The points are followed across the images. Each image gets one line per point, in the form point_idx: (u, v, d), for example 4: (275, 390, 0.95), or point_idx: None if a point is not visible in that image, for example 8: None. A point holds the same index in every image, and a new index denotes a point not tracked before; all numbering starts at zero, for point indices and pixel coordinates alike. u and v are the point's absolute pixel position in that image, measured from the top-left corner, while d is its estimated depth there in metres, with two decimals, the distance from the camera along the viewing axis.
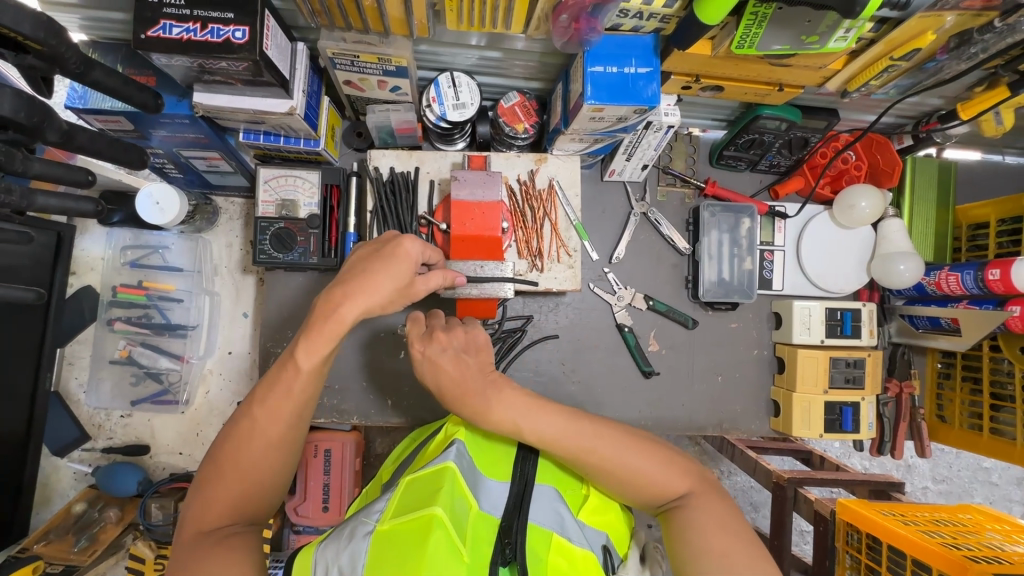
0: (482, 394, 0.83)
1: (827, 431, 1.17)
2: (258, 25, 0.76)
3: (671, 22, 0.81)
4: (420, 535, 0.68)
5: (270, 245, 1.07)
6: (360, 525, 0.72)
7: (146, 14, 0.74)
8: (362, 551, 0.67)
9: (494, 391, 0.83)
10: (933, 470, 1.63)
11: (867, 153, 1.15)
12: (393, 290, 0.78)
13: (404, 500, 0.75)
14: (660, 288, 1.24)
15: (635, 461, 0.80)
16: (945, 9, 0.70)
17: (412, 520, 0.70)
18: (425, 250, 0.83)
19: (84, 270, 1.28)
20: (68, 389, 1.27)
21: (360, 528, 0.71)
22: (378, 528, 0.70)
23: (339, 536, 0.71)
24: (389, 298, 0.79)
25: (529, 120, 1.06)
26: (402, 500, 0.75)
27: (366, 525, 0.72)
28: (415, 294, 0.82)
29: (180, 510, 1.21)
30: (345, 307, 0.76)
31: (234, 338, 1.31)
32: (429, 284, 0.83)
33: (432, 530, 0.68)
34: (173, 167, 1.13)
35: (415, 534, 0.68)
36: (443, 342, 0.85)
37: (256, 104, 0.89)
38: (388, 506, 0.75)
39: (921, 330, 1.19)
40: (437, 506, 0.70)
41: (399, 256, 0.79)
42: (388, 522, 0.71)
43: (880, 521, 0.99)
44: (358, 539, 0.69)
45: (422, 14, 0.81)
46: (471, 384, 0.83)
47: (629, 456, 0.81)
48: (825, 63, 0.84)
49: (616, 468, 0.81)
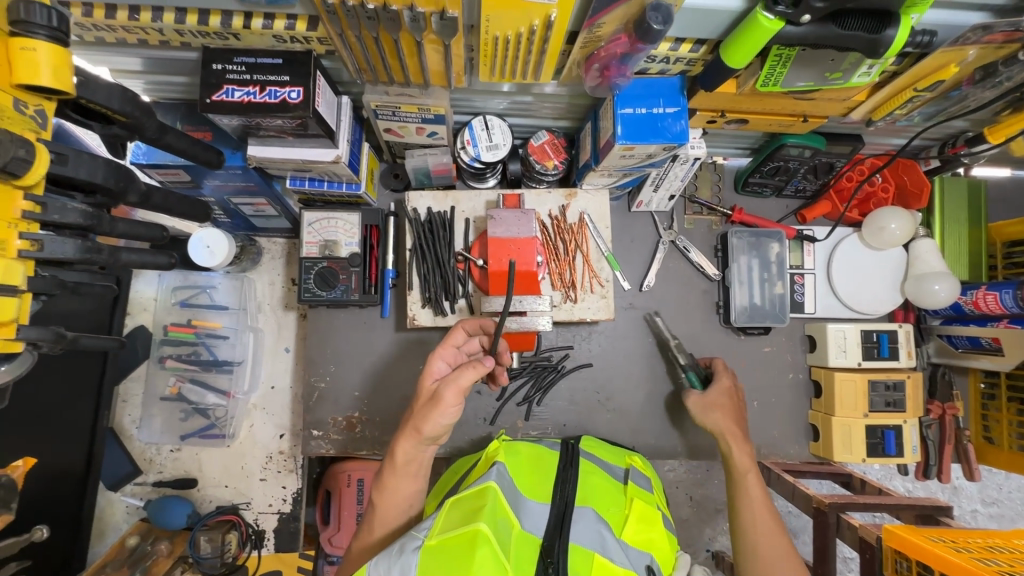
0: (719, 412, 1.03)
1: (870, 456, 1.15)
2: (311, 86, 0.82)
3: (697, 64, 0.85)
4: (467, 552, 0.70)
5: (314, 284, 1.12)
6: (408, 540, 0.73)
7: (212, 80, 0.81)
8: (412, 564, 0.69)
9: (729, 416, 1.02)
10: (982, 492, 1.58)
11: (894, 175, 1.17)
12: (423, 409, 0.82)
13: (450, 516, 0.77)
14: (691, 315, 1.25)
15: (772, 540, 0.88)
16: (967, 44, 0.72)
17: (457, 536, 0.72)
18: (444, 354, 0.89)
19: (138, 310, 1.35)
20: (122, 425, 1.33)
21: (408, 543, 0.72)
22: (426, 543, 0.72)
23: (388, 552, 0.71)
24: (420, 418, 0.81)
25: (559, 157, 1.09)
26: (448, 516, 0.77)
27: (413, 540, 0.73)
28: (441, 398, 0.79)
29: (227, 543, 1.26)
30: (404, 424, 0.85)
31: (277, 373, 1.36)
32: (451, 388, 0.79)
33: (477, 546, 0.70)
34: (222, 213, 1.20)
35: (462, 551, 0.70)
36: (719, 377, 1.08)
37: (305, 154, 0.95)
38: (434, 521, 0.77)
39: (961, 350, 1.18)
40: (481, 522, 0.73)
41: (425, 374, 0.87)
42: (435, 537, 0.72)
43: (926, 543, 0.91)
44: (407, 553, 0.70)
45: (461, 67, 0.86)
46: (718, 402, 1.04)
47: (768, 535, 0.89)
48: (849, 95, 0.87)
49: (757, 536, 0.90)
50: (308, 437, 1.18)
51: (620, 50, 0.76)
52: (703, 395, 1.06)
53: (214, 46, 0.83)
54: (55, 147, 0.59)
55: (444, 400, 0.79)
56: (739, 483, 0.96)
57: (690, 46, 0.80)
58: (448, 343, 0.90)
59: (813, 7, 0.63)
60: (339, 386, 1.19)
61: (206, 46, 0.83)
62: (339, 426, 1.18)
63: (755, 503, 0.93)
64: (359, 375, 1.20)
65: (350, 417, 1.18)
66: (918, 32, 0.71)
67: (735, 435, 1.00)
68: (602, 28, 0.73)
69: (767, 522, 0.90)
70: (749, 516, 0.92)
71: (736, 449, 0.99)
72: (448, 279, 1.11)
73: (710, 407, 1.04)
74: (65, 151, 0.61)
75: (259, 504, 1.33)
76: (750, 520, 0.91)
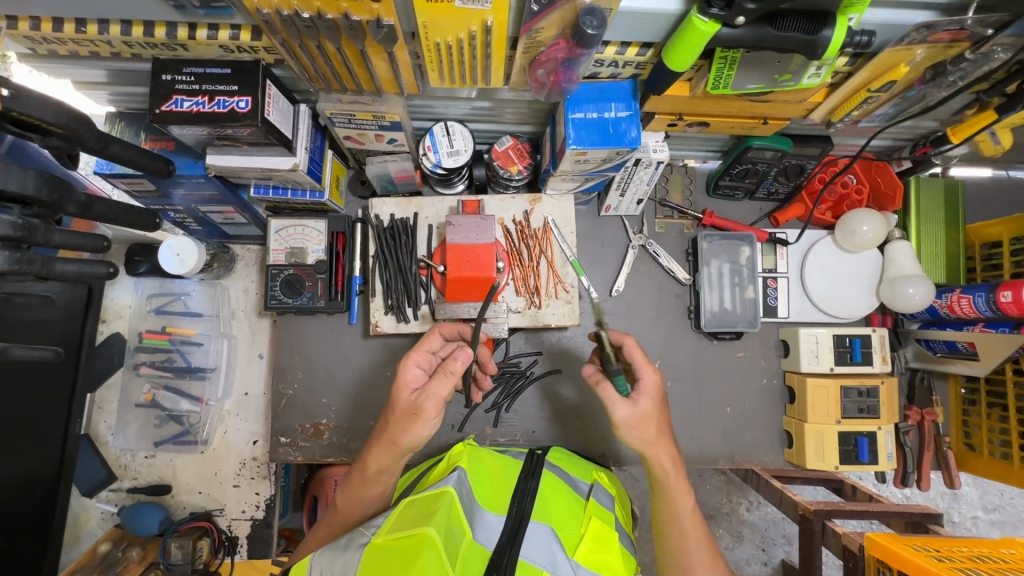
0: (654, 427, 0.83)
1: (843, 463, 1.12)
2: (259, 95, 0.83)
3: (647, 68, 0.84)
4: (411, 554, 0.68)
5: (281, 291, 1.13)
6: (356, 536, 0.73)
7: (161, 91, 0.82)
8: (355, 560, 0.69)
9: (656, 429, 0.84)
10: (982, 498, 1.54)
11: (868, 176, 1.16)
12: (400, 418, 0.79)
13: (402, 516, 0.76)
14: (662, 320, 1.24)
15: (703, 561, 0.86)
16: (913, 44, 0.71)
17: (405, 538, 0.70)
18: (417, 360, 0.85)
19: (113, 317, 1.36)
20: (98, 432, 1.34)
21: (356, 539, 0.72)
22: (373, 539, 0.71)
23: (335, 545, 0.73)
24: (397, 429, 0.78)
25: (522, 161, 1.09)
26: (400, 516, 0.76)
27: (362, 536, 0.73)
28: (421, 410, 0.77)
29: (198, 550, 1.26)
30: (379, 434, 0.82)
31: (250, 380, 1.36)
32: (430, 397, 0.77)
33: (422, 549, 0.68)
34: (192, 221, 1.21)
35: (406, 552, 0.68)
36: (644, 369, 0.85)
37: (263, 163, 0.95)
38: (386, 520, 0.76)
39: (939, 355, 1.15)
40: (431, 526, 0.71)
41: (399, 385, 0.82)
42: (383, 536, 0.71)
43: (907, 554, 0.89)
44: (352, 550, 0.70)
45: (410, 74, 0.86)
46: (648, 417, 0.82)
47: (700, 552, 0.87)
48: (804, 97, 0.85)
49: (685, 554, 0.87)
50: (276, 443, 1.18)
51: (561, 54, 0.76)
52: (632, 409, 0.81)
53: (164, 57, 0.83)
54: None
55: (426, 411, 0.77)
56: (670, 502, 0.87)
57: (636, 49, 0.79)
58: (422, 349, 0.86)
59: (745, 8, 0.62)
60: (307, 394, 1.19)
61: (156, 57, 0.83)
62: (308, 433, 1.18)
63: (685, 523, 0.87)
64: (328, 381, 1.20)
65: (318, 424, 1.18)
66: (856, 33, 0.67)
67: (668, 458, 0.85)
68: (541, 33, 0.73)
69: (697, 539, 0.87)
70: (676, 535, 0.88)
71: (669, 472, 0.85)
72: (411, 286, 1.11)
73: (642, 425, 0.82)
74: None
75: (233, 510, 1.33)
76: (680, 539, 0.87)
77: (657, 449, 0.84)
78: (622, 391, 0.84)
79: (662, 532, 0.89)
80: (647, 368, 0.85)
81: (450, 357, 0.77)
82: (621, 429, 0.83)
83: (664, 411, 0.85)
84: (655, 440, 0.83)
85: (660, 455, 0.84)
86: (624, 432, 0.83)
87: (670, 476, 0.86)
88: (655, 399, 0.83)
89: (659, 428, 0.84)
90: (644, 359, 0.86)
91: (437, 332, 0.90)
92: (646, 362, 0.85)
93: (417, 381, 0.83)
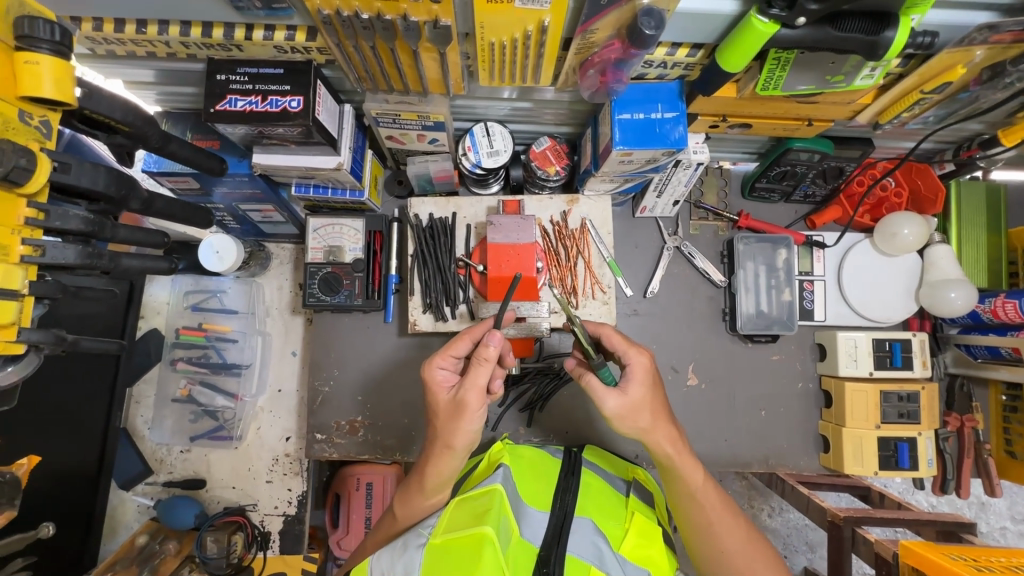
0: (648, 412, 0.81)
1: (882, 469, 1.11)
2: (311, 95, 0.84)
3: (695, 69, 0.84)
4: (471, 555, 0.70)
5: (319, 289, 1.14)
6: (413, 538, 0.77)
7: (216, 90, 0.84)
8: (416, 562, 0.72)
9: (658, 415, 0.82)
10: (1011, 509, 1.51)
11: (908, 179, 1.15)
12: (447, 420, 0.78)
13: (455, 515, 0.78)
14: (696, 322, 1.23)
15: (724, 524, 0.85)
16: (973, 45, 0.70)
17: (463, 538, 0.72)
18: (444, 362, 0.83)
19: (151, 313, 1.39)
20: (135, 426, 1.36)
21: (413, 540, 0.76)
22: (430, 540, 0.75)
23: (393, 547, 0.76)
24: (447, 431, 0.79)
25: (561, 162, 1.10)
26: (453, 515, 0.78)
27: (419, 537, 0.77)
28: (465, 404, 0.76)
29: (233, 544, 1.28)
30: (431, 442, 0.82)
31: (284, 376, 1.38)
32: (472, 390, 0.76)
33: (482, 548, 0.70)
34: (231, 219, 1.23)
35: (467, 553, 0.70)
36: (632, 352, 0.83)
37: (308, 162, 0.96)
38: (440, 520, 0.79)
39: (979, 360, 1.14)
40: (487, 525, 0.72)
41: (433, 388, 0.82)
42: (440, 536, 0.75)
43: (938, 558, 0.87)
44: (412, 551, 0.74)
45: (458, 74, 0.87)
46: (642, 403, 0.80)
47: (720, 517, 0.85)
48: (854, 98, 0.85)
49: (706, 522, 0.85)
50: (312, 440, 1.19)
51: (613, 55, 0.77)
52: (622, 398, 0.79)
53: (218, 57, 0.85)
54: (58, 156, 0.64)
55: (469, 405, 0.76)
56: (678, 477, 0.85)
57: (687, 50, 0.79)
58: (447, 351, 0.83)
59: (807, 9, 0.62)
60: (342, 391, 1.20)
61: (210, 57, 0.85)
62: (343, 430, 1.19)
63: (698, 495, 0.85)
64: (363, 378, 1.21)
65: (353, 421, 1.19)
66: (918, 33, 0.69)
67: (669, 441, 0.83)
68: (596, 33, 0.73)
69: (714, 506, 0.85)
70: (692, 507, 0.86)
71: (673, 453, 0.83)
72: (449, 284, 1.12)
73: (635, 413, 0.80)
74: (69, 161, 0.65)
75: (265, 506, 1.35)
76: (698, 509, 0.86)
77: (655, 434, 0.82)
78: (609, 381, 0.82)
79: (676, 502, 0.88)
80: (634, 352, 0.83)
81: (480, 345, 0.76)
82: (615, 420, 0.81)
83: (658, 395, 0.82)
84: (651, 425, 0.81)
85: (659, 438, 0.82)
86: (619, 422, 0.81)
87: (674, 455, 0.83)
88: (647, 383, 0.81)
89: (653, 412, 0.81)
90: (627, 344, 0.84)
91: (465, 336, 0.84)
92: (630, 347, 0.83)
93: (450, 380, 0.82)
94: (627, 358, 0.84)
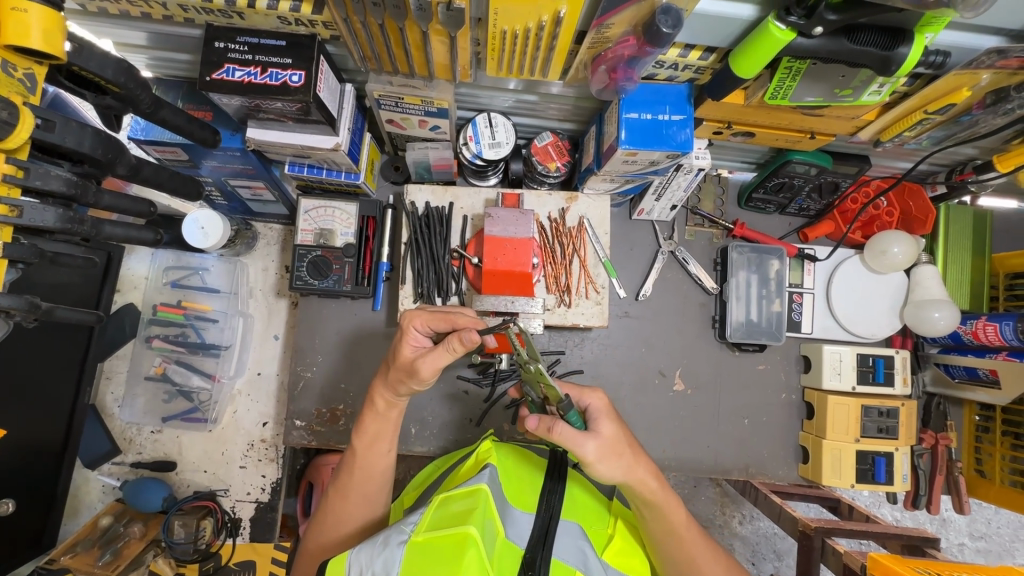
0: (626, 448, 0.77)
1: (859, 482, 1.13)
2: (313, 70, 0.81)
3: (706, 72, 0.84)
4: (452, 554, 0.68)
5: (307, 272, 1.10)
6: (394, 534, 0.74)
7: (212, 58, 0.80)
8: (396, 560, 0.70)
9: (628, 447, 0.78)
10: (970, 526, 1.55)
11: (900, 200, 1.16)
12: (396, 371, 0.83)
13: (440, 513, 0.76)
14: (686, 327, 1.24)
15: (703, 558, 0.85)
16: (981, 68, 0.72)
17: (447, 535, 0.71)
18: (420, 324, 0.84)
19: (128, 288, 1.34)
20: (104, 403, 1.31)
21: (394, 537, 0.73)
22: (412, 538, 0.72)
23: (373, 543, 0.73)
24: (399, 381, 0.83)
25: (561, 159, 1.10)
26: (436, 513, 0.76)
27: (400, 534, 0.74)
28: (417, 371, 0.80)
29: (201, 530, 1.24)
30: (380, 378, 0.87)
31: (264, 360, 1.34)
32: (429, 364, 0.79)
33: (465, 548, 0.68)
34: (219, 194, 1.17)
35: (448, 552, 0.69)
36: (586, 393, 0.80)
37: (304, 139, 0.92)
38: (422, 517, 0.76)
39: (957, 381, 1.16)
40: (472, 525, 0.71)
41: (402, 340, 0.84)
42: (422, 534, 0.72)
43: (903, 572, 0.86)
44: (392, 547, 0.72)
45: (467, 60, 0.85)
46: (615, 440, 0.76)
47: (689, 530, 0.85)
48: (858, 114, 0.86)
49: (688, 557, 0.84)
50: (291, 426, 1.16)
51: (628, 52, 0.75)
52: (598, 441, 0.74)
53: (217, 23, 0.81)
54: (42, 113, 0.61)
55: (418, 372, 0.79)
56: (664, 515, 0.82)
57: (699, 53, 0.79)
58: (430, 315, 0.85)
59: (826, 19, 0.62)
60: (325, 377, 1.17)
61: (209, 23, 0.81)
62: (323, 418, 1.16)
63: (681, 528, 0.84)
64: (346, 366, 1.18)
65: (333, 409, 1.16)
66: (931, 52, 0.71)
67: (651, 475, 0.80)
68: (611, 28, 0.72)
69: (694, 541, 0.85)
70: (676, 535, 0.84)
71: (657, 489, 0.80)
72: (442, 275, 1.10)
73: (615, 450, 0.75)
74: (53, 118, 0.62)
75: (238, 491, 1.31)
76: (681, 536, 0.84)
77: (638, 472, 0.78)
78: (578, 425, 0.74)
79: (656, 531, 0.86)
80: (586, 395, 0.80)
81: (455, 337, 0.77)
82: (594, 469, 0.75)
83: (624, 429, 0.79)
84: (632, 461, 0.77)
85: (643, 475, 0.78)
86: (598, 469, 0.75)
87: (657, 491, 0.80)
88: (611, 418, 0.78)
89: (629, 447, 0.78)
90: (578, 390, 0.81)
91: (450, 316, 0.84)
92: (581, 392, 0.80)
93: (420, 342, 0.85)
94: (582, 405, 0.80)
